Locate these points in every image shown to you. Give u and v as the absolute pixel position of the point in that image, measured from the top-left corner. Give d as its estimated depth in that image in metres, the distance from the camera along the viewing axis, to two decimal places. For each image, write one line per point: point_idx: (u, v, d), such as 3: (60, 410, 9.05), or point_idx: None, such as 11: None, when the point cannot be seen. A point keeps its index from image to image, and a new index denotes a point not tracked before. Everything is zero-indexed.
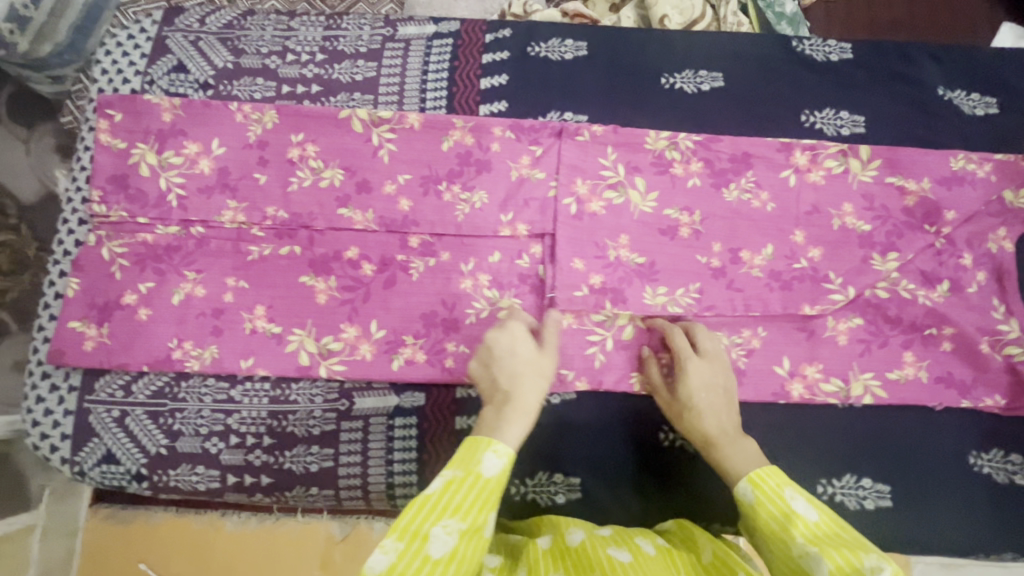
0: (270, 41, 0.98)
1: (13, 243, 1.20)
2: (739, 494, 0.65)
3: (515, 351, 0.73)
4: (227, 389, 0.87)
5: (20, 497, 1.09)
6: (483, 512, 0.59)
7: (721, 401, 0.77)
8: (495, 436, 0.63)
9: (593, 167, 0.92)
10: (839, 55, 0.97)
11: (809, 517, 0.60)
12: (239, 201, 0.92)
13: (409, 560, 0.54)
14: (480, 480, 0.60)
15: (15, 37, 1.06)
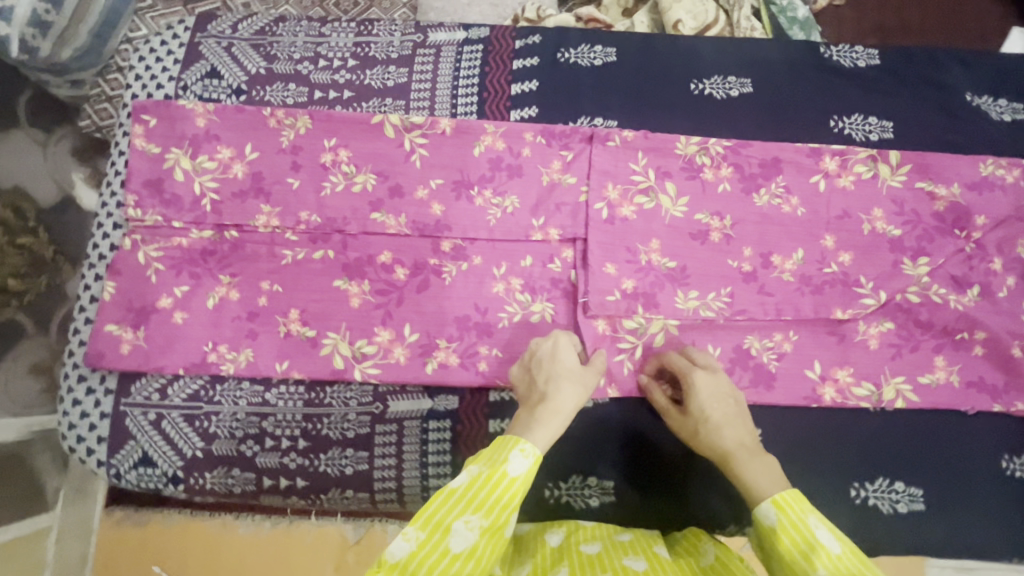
0: (302, 47, 0.99)
1: (31, 246, 1.26)
2: (760, 515, 0.66)
3: (559, 360, 0.77)
4: (262, 392, 0.88)
5: (40, 500, 1.16)
6: (504, 511, 0.62)
7: (731, 414, 0.78)
8: (521, 435, 0.66)
9: (623, 172, 0.92)
10: (866, 62, 0.98)
11: (833, 549, 0.61)
12: (273, 206, 0.92)
13: (430, 550, 0.58)
14: (505, 479, 0.63)
15: (37, 41, 1.07)
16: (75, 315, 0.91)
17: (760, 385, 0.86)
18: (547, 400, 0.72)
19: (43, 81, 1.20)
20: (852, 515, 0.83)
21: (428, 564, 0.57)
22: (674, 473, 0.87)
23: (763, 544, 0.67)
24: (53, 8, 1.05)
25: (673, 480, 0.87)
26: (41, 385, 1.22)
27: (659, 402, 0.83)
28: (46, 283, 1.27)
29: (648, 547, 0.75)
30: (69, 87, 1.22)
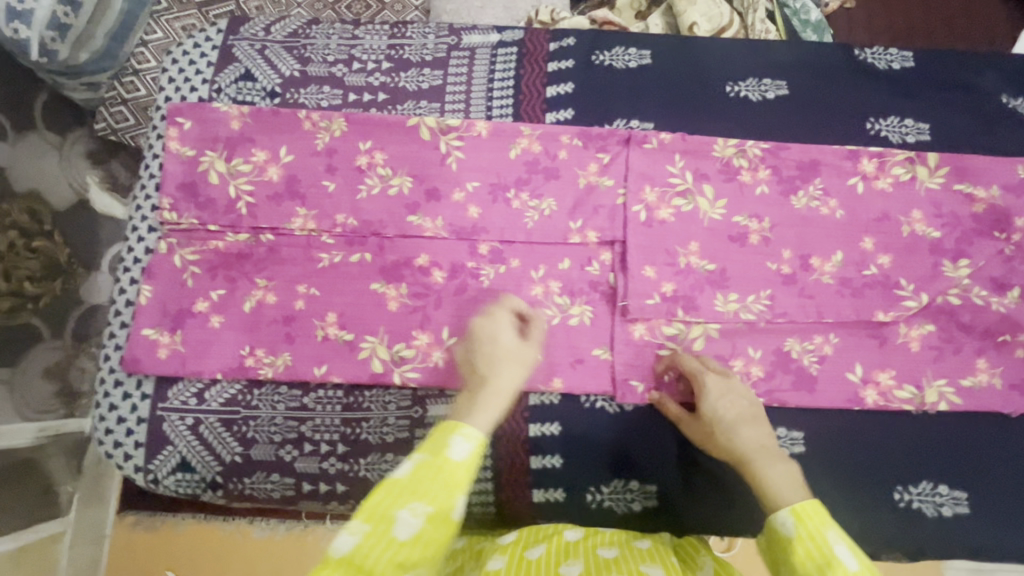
0: (336, 50, 0.98)
1: (47, 250, 1.19)
2: (776, 523, 0.60)
3: (498, 340, 0.73)
4: (300, 397, 0.87)
5: (52, 506, 1.20)
6: (451, 495, 0.57)
7: (745, 415, 0.75)
8: (462, 419, 0.61)
9: (661, 174, 0.92)
10: (901, 64, 0.97)
11: (851, 566, 0.54)
12: (309, 209, 0.92)
13: (375, 542, 0.54)
14: (448, 462, 0.58)
15: (56, 45, 1.05)
16: (111, 319, 0.91)
17: (802, 389, 0.85)
18: (490, 380, 0.68)
19: (57, 84, 1.16)
20: (895, 518, 0.83)
21: (375, 558, 0.53)
22: (716, 476, 0.86)
23: (774, 555, 0.61)
24: (70, 9, 1.04)
25: (715, 481, 0.86)
26: (55, 387, 1.21)
27: (671, 410, 0.82)
28: (61, 287, 1.23)
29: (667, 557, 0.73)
30: (85, 89, 1.19)
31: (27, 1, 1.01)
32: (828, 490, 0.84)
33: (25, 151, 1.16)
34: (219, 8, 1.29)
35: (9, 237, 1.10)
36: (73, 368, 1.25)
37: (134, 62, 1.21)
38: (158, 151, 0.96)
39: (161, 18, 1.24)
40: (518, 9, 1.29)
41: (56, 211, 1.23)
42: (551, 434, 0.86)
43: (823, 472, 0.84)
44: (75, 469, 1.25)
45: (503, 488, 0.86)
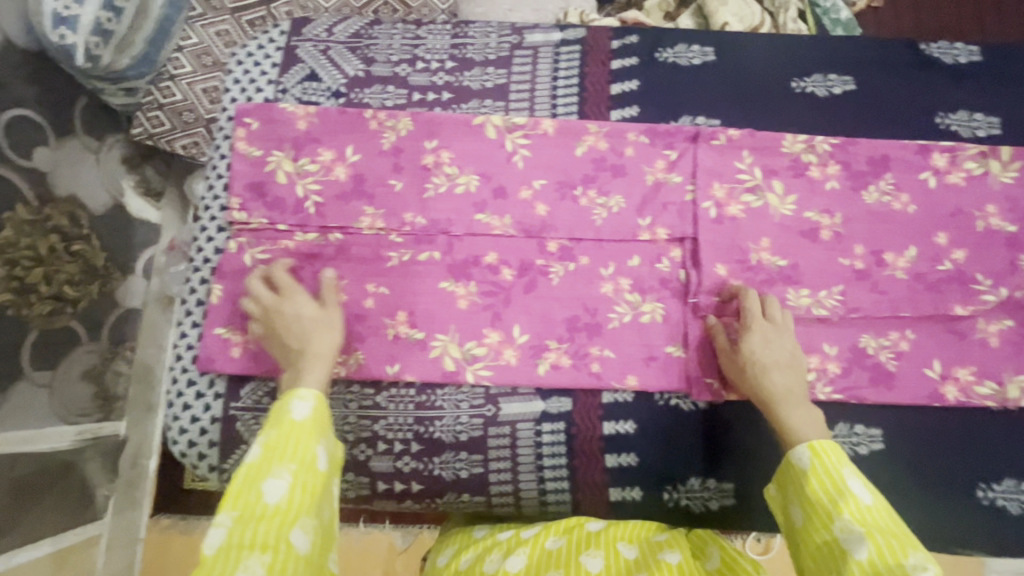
0: (399, 50, 0.99)
1: (86, 253, 1.21)
2: (794, 457, 0.67)
3: (298, 314, 0.82)
4: (373, 395, 0.87)
5: (91, 511, 1.22)
6: (309, 447, 0.65)
7: (783, 362, 0.78)
8: (295, 387, 0.69)
9: (730, 171, 0.91)
10: (968, 58, 0.97)
11: (861, 500, 0.61)
12: (378, 207, 0.92)
13: (246, 513, 0.58)
14: (290, 426, 0.65)
15: (100, 50, 1.06)
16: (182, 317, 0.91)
17: (880, 385, 0.85)
18: (311, 350, 0.79)
19: (96, 89, 1.17)
20: (982, 517, 0.83)
21: (253, 525, 0.57)
22: None
23: (786, 488, 0.67)
24: (114, 16, 1.06)
25: None
26: (92, 389, 1.24)
27: (719, 342, 0.84)
28: (98, 290, 1.25)
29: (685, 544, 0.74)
30: (124, 94, 1.20)
31: (73, 7, 1.01)
32: (913, 488, 0.83)
33: (66, 157, 1.16)
34: (252, 13, 1.28)
35: (49, 240, 1.11)
36: (108, 372, 1.28)
37: (170, 67, 1.23)
38: (225, 151, 0.97)
39: (196, 24, 1.26)
40: (545, 11, 1.26)
41: (93, 215, 1.23)
42: (627, 432, 0.85)
43: (907, 470, 0.84)
44: (111, 472, 1.28)
45: (579, 486, 0.86)
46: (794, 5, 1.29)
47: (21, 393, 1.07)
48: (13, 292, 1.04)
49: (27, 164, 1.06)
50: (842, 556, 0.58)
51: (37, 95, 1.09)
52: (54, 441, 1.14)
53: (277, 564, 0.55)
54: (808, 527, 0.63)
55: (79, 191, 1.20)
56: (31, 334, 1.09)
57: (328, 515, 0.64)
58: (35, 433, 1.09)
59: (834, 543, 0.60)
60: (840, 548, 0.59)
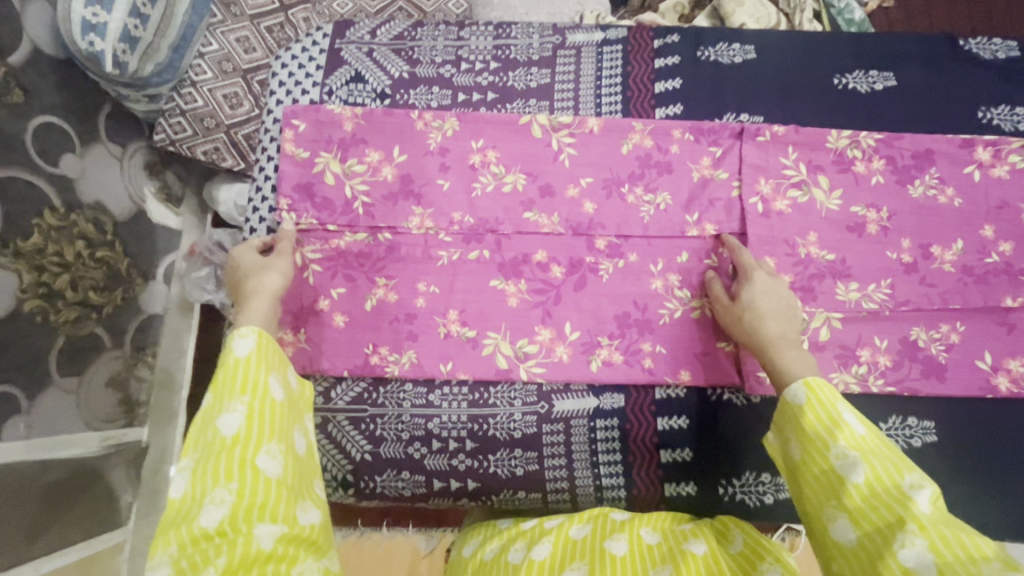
0: (443, 51, 1.00)
1: (110, 259, 1.20)
2: (789, 396, 0.66)
3: (243, 266, 0.84)
4: (426, 394, 0.87)
5: (114, 518, 1.22)
6: (256, 376, 0.63)
7: (780, 310, 0.79)
8: (234, 327, 0.67)
9: (775, 166, 0.92)
10: (1006, 53, 0.98)
11: (856, 429, 0.61)
12: (426, 206, 0.92)
13: (205, 453, 0.58)
14: (236, 364, 0.64)
15: (127, 57, 1.05)
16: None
17: (932, 377, 0.85)
18: (250, 289, 0.80)
19: (121, 94, 1.16)
20: None
21: (213, 460, 0.57)
22: None
23: (784, 428, 0.67)
24: (140, 23, 1.05)
25: None
26: (118, 396, 1.25)
27: (714, 293, 0.85)
28: (121, 296, 1.24)
29: (708, 530, 0.74)
30: (146, 101, 1.19)
31: (101, 14, 1.01)
32: (967, 479, 0.84)
33: (92, 161, 1.16)
34: (271, 20, 1.26)
35: (75, 247, 1.11)
36: (132, 378, 1.28)
37: (192, 74, 1.21)
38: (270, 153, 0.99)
39: (217, 31, 1.23)
40: (564, 14, 1.27)
41: (117, 221, 1.23)
42: (681, 427, 0.85)
43: (959, 461, 0.84)
44: (135, 479, 1.29)
45: (636, 481, 0.86)
46: (809, 5, 1.28)
47: (51, 400, 1.07)
48: (41, 298, 1.04)
49: (56, 171, 1.07)
50: (840, 482, 0.59)
51: (66, 102, 1.10)
52: (79, 448, 1.14)
53: (244, 490, 0.56)
54: (805, 460, 0.63)
55: (106, 199, 1.20)
56: (59, 340, 1.09)
57: (295, 440, 0.64)
58: (63, 439, 1.10)
59: (831, 471, 0.60)
60: (837, 475, 0.59)
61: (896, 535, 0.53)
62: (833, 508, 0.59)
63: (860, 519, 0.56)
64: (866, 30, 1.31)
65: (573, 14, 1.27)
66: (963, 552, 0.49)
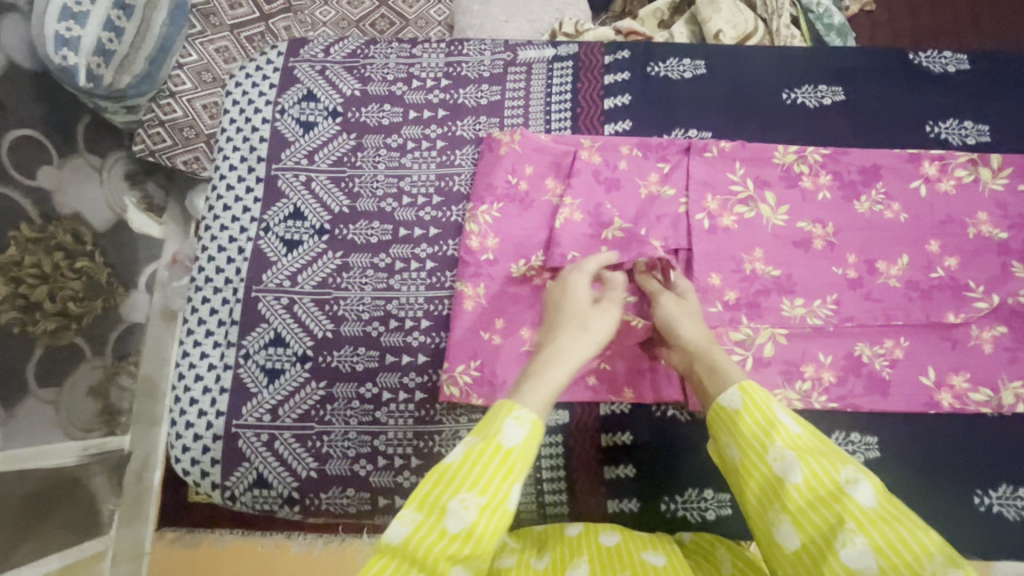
0: (395, 69, 1.01)
1: (90, 271, 1.21)
2: (725, 401, 0.67)
3: (569, 305, 0.81)
4: (373, 411, 0.88)
5: (94, 524, 1.21)
6: (507, 486, 0.59)
7: (689, 312, 0.81)
8: (516, 401, 0.63)
9: (722, 183, 0.92)
10: (956, 66, 0.98)
11: (790, 428, 0.62)
12: (376, 222, 0.94)
13: (424, 523, 0.57)
14: (502, 449, 0.60)
15: (101, 70, 1.07)
16: (203, 339, 0.92)
17: (875, 393, 0.85)
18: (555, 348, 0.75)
19: (99, 107, 1.17)
20: (982, 525, 0.82)
21: (426, 541, 0.56)
22: None
23: (719, 431, 0.67)
24: (114, 36, 1.08)
25: None
26: (98, 406, 1.24)
27: (648, 287, 0.86)
28: (101, 305, 1.24)
29: (665, 545, 0.73)
30: (125, 112, 1.20)
31: (75, 28, 1.03)
32: (909, 495, 0.83)
33: (70, 174, 1.17)
34: (250, 30, 1.28)
35: (53, 258, 1.11)
36: (113, 387, 1.27)
37: (171, 84, 1.21)
38: (227, 173, 0.98)
39: (196, 41, 1.25)
40: (541, 23, 1.27)
41: (97, 232, 1.24)
42: (623, 443, 0.86)
43: (900, 476, 0.84)
44: (117, 487, 1.28)
45: (578, 496, 0.86)
46: (787, 10, 1.25)
47: (29, 411, 1.06)
48: (17, 310, 1.04)
49: (33, 184, 1.08)
50: (780, 484, 0.59)
51: (42, 115, 1.11)
52: (59, 459, 1.13)
53: None
54: (743, 463, 0.63)
55: (84, 209, 1.20)
56: (37, 352, 1.08)
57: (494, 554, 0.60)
58: (45, 449, 1.09)
59: (771, 474, 0.60)
60: (777, 477, 0.60)
61: (838, 535, 0.54)
62: (777, 512, 0.59)
63: (803, 521, 0.57)
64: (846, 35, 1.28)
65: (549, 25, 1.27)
66: (907, 552, 0.51)
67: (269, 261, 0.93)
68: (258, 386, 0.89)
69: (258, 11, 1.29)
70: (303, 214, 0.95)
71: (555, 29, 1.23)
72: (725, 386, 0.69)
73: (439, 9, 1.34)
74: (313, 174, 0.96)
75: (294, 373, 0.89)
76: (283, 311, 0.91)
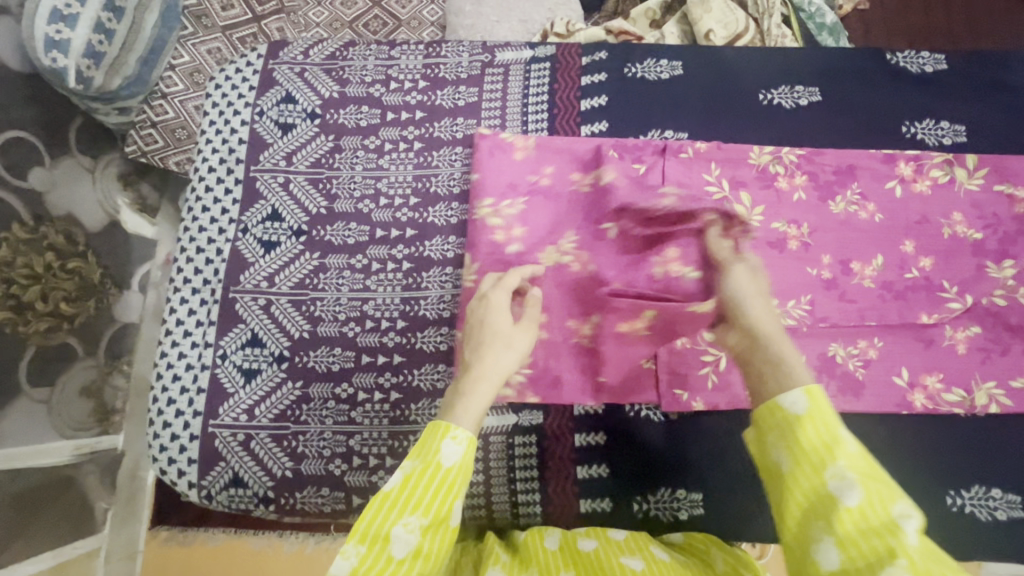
0: (373, 71, 1.01)
1: (82, 270, 1.19)
2: (786, 402, 0.60)
3: (488, 324, 0.77)
4: (348, 411, 0.88)
5: (88, 523, 1.20)
6: (446, 504, 0.64)
7: (761, 298, 0.73)
8: (452, 423, 0.66)
9: (698, 183, 0.92)
10: (934, 66, 0.98)
11: (853, 448, 0.56)
12: (353, 224, 0.95)
13: (370, 554, 0.60)
14: (439, 472, 0.64)
15: (92, 72, 1.07)
16: (181, 339, 0.92)
17: (849, 394, 0.85)
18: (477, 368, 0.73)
19: (90, 108, 1.16)
20: (954, 525, 0.82)
21: (374, 570, 0.59)
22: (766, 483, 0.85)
23: (766, 431, 0.62)
24: (105, 38, 1.08)
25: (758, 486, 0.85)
26: (91, 405, 1.23)
27: (719, 257, 0.79)
28: (94, 305, 1.23)
29: (645, 547, 0.75)
30: (117, 113, 1.19)
31: (65, 30, 1.03)
32: None
33: (64, 177, 1.17)
34: (244, 31, 1.28)
35: (45, 258, 1.10)
36: (107, 387, 1.26)
37: (163, 86, 1.21)
38: (206, 174, 0.99)
39: (189, 42, 1.24)
40: (533, 23, 1.27)
41: (89, 231, 1.22)
42: (598, 443, 0.86)
43: None
44: (110, 485, 1.26)
45: (551, 497, 0.86)
46: (778, 10, 1.23)
47: (19, 412, 1.05)
48: (8, 310, 1.03)
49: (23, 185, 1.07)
50: (832, 504, 0.53)
51: (33, 117, 1.11)
52: (52, 458, 1.11)
53: None
54: (792, 472, 0.58)
55: (76, 209, 1.19)
56: (28, 351, 1.07)
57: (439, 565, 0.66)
58: (39, 448, 1.08)
59: (823, 491, 0.55)
60: (830, 495, 0.54)
61: (885, 569, 0.48)
62: (820, 530, 0.53)
63: (849, 547, 0.51)
64: (838, 34, 1.26)
65: (540, 26, 1.26)
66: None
67: (247, 262, 0.94)
68: (235, 386, 0.90)
69: (250, 12, 1.30)
70: (281, 215, 0.96)
71: (545, 30, 1.22)
72: (790, 384, 0.62)
73: (432, 9, 1.35)
74: (291, 176, 0.97)
75: (270, 374, 0.90)
76: (260, 312, 0.92)
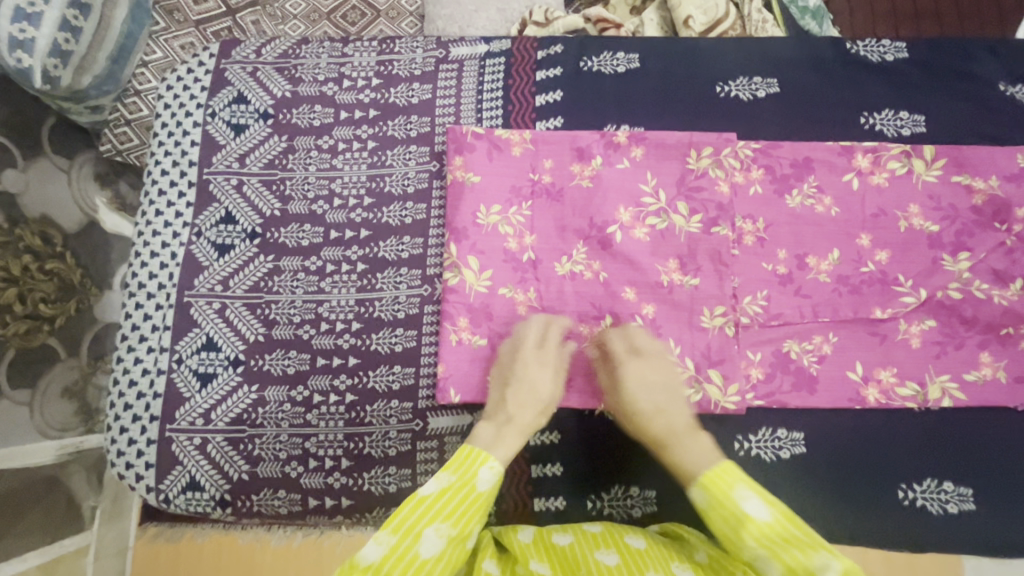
0: (326, 69, 1.00)
1: (60, 272, 1.08)
2: (694, 499, 0.67)
3: (534, 384, 0.80)
4: (304, 414, 0.88)
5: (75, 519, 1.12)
6: (469, 523, 0.66)
7: (658, 400, 0.78)
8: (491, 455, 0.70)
9: (635, 193, 0.90)
10: (895, 55, 0.96)
11: (759, 520, 0.62)
12: (307, 225, 0.94)
13: (398, 552, 0.62)
14: (473, 492, 0.68)
15: (58, 71, 1.00)
16: (137, 344, 0.93)
17: (803, 390, 0.84)
18: (514, 420, 0.76)
19: (62, 107, 1.11)
20: (906, 518, 0.82)
21: (397, 563, 0.61)
22: None
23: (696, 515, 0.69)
24: (71, 36, 1.01)
25: None
26: (75, 406, 1.12)
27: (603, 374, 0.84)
28: (75, 308, 1.12)
29: (620, 538, 0.75)
30: (89, 112, 1.16)
31: (29, 29, 0.97)
32: (835, 486, 0.83)
33: (36, 175, 1.06)
34: (215, 25, 1.28)
35: (22, 261, 1.01)
36: (90, 387, 1.15)
37: (135, 83, 1.23)
38: (159, 177, 0.98)
39: (160, 38, 1.25)
40: (510, 11, 1.22)
41: (67, 234, 1.11)
42: (552, 442, 0.87)
43: (825, 469, 0.84)
44: (97, 483, 1.18)
45: (505, 496, 0.86)
46: None
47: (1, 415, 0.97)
48: None
49: None
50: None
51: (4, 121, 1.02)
52: (35, 459, 1.04)
53: None
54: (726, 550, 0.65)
55: (49, 211, 1.08)
56: (8, 355, 0.99)
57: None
58: (21, 449, 1.01)
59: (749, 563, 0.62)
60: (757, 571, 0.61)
61: None
62: None
63: None
64: (822, 19, 1.20)
65: (517, 13, 1.22)
66: None
67: (201, 266, 0.94)
68: (191, 391, 0.90)
69: (223, 6, 1.29)
70: (234, 218, 0.95)
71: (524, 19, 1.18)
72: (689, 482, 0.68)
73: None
74: (244, 178, 0.97)
75: (225, 378, 0.90)
76: (215, 316, 0.92)
